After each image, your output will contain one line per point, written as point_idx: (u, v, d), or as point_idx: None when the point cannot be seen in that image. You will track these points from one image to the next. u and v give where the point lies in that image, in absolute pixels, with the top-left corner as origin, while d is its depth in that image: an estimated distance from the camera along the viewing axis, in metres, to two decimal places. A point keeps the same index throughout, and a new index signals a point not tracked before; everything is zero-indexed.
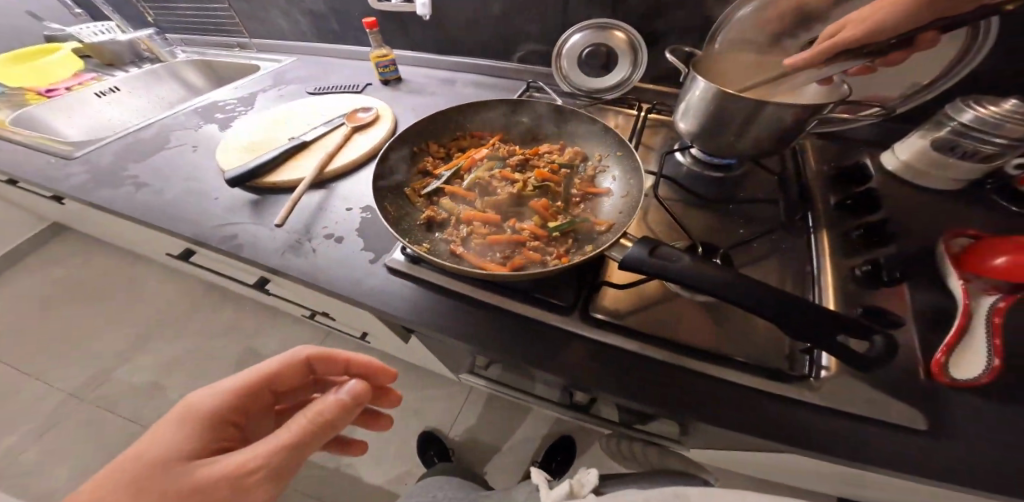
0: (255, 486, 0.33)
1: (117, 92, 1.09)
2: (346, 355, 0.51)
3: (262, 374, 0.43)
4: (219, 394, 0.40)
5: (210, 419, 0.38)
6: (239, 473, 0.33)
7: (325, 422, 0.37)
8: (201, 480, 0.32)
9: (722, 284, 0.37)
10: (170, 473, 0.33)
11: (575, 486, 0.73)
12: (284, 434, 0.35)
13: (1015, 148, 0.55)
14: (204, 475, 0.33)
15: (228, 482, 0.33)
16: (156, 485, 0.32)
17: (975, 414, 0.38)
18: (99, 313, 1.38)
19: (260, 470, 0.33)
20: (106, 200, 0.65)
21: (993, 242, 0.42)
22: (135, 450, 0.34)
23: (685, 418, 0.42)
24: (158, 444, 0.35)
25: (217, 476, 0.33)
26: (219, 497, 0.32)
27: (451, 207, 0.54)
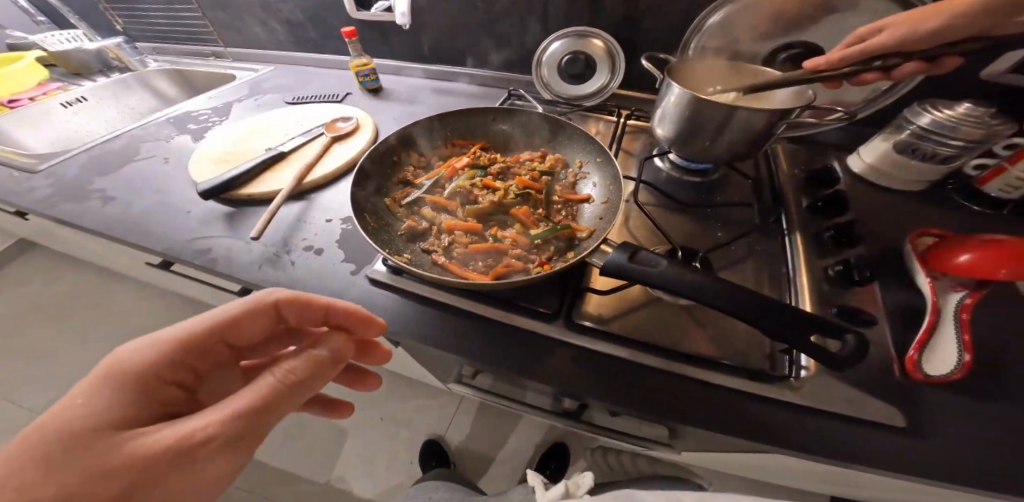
0: (209, 455, 0.29)
1: (84, 102, 1.05)
2: (326, 299, 0.43)
3: (218, 324, 0.37)
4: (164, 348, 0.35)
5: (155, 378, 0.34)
6: (190, 441, 0.29)
7: (297, 381, 0.34)
8: (140, 451, 0.28)
9: (700, 289, 0.37)
10: (104, 444, 0.29)
11: (570, 487, 0.75)
12: (243, 398, 0.31)
13: (970, 150, 0.58)
14: (144, 445, 0.29)
15: (173, 451, 0.29)
16: (84, 456, 0.28)
17: (947, 408, 0.40)
18: (68, 331, 1.32)
19: (212, 439, 0.30)
20: (71, 214, 0.62)
21: (959, 241, 0.46)
22: (58, 416, 0.29)
23: (672, 422, 0.42)
24: (87, 410, 0.30)
25: (162, 445, 0.29)
26: (162, 467, 0.28)
27: (433, 217, 0.53)
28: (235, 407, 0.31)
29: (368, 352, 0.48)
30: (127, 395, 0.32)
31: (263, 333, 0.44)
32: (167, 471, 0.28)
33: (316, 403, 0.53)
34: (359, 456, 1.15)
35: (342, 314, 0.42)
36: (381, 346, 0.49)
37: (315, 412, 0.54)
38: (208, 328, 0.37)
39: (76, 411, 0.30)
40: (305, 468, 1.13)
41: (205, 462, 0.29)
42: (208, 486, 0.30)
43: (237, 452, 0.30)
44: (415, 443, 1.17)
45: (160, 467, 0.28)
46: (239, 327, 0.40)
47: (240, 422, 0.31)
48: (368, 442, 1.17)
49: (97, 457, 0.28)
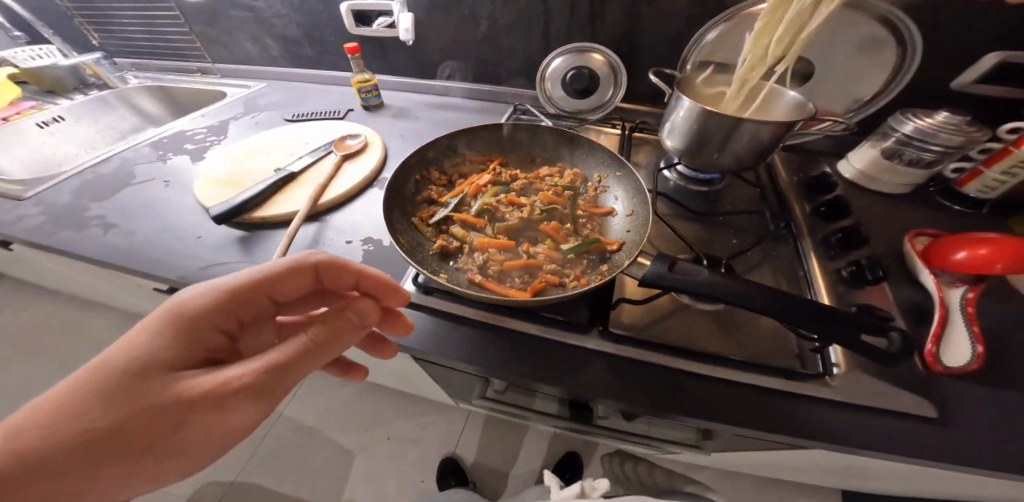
0: (240, 402, 0.31)
1: (62, 122, 1.00)
2: (360, 266, 0.43)
3: (259, 281, 0.38)
4: (206, 298, 0.36)
5: (198, 326, 0.35)
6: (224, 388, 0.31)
7: (324, 341, 0.34)
8: (184, 394, 0.31)
9: (741, 297, 0.39)
10: (150, 384, 0.31)
11: (586, 489, 0.75)
12: (276, 353, 0.33)
13: (950, 155, 0.63)
14: (188, 388, 0.31)
15: (210, 397, 0.31)
16: (137, 393, 0.31)
17: (966, 397, 0.43)
18: (38, 365, 1.23)
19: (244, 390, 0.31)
20: (69, 245, 0.59)
21: (954, 240, 0.51)
22: (113, 353, 0.32)
23: (715, 425, 0.44)
24: (140, 351, 0.33)
25: (201, 390, 0.31)
26: (198, 411, 0.31)
27: (463, 236, 0.54)
28: (267, 359, 0.32)
29: (385, 320, 0.44)
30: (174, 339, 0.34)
31: (303, 290, 0.45)
32: (201, 415, 0.30)
33: (335, 362, 0.52)
34: (368, 478, 1.11)
35: (373, 281, 0.43)
36: (401, 316, 0.46)
37: (332, 371, 0.52)
38: (250, 283, 0.38)
39: (131, 348, 0.32)
40: (311, 494, 1.08)
41: (234, 410, 0.31)
42: (235, 433, 0.31)
43: (265, 403, 0.32)
44: (426, 460, 1.15)
45: (197, 409, 0.30)
46: (280, 284, 0.41)
47: (270, 374, 0.32)
48: (376, 464, 1.14)
49: (143, 394, 0.30)
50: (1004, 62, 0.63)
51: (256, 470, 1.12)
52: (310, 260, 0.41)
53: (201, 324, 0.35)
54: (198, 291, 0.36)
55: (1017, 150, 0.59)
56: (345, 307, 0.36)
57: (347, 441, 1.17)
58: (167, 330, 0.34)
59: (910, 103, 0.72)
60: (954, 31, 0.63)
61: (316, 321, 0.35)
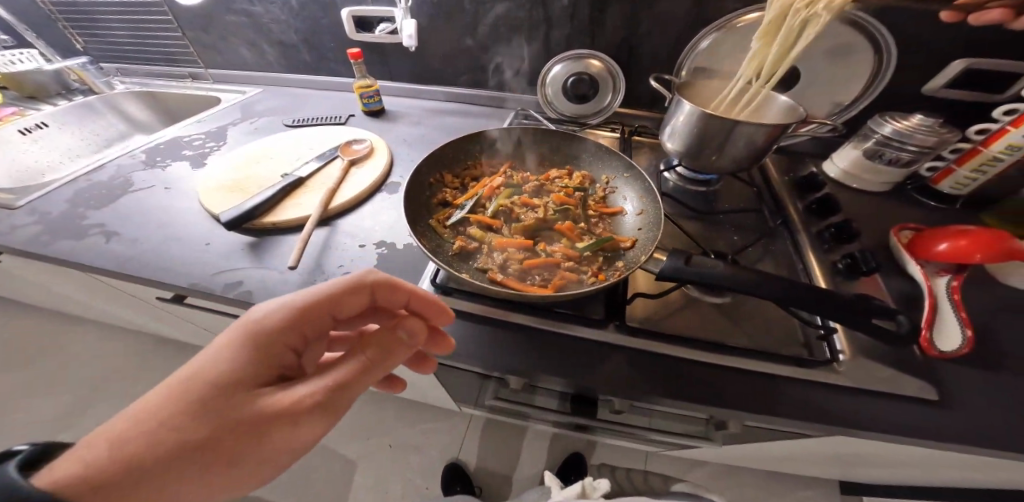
0: (311, 417, 0.32)
1: (45, 128, 0.96)
2: (410, 286, 0.44)
3: (321, 300, 0.39)
4: (278, 316, 0.37)
5: (270, 343, 0.36)
6: (296, 405, 0.32)
7: (381, 359, 0.36)
8: (260, 409, 0.32)
9: (755, 286, 0.42)
10: (228, 399, 0.32)
11: (586, 489, 0.76)
12: (341, 371, 0.34)
13: (925, 154, 0.68)
14: (264, 404, 0.32)
15: (284, 413, 0.32)
16: (216, 407, 0.32)
17: (954, 378, 0.47)
18: (24, 382, 1.20)
19: (314, 405, 0.33)
20: (68, 254, 0.58)
21: (936, 233, 0.55)
22: (192, 367, 0.33)
23: (734, 413, 0.46)
24: (220, 366, 0.34)
25: (275, 405, 0.32)
26: (274, 425, 0.32)
27: (481, 237, 0.55)
28: (332, 376, 0.34)
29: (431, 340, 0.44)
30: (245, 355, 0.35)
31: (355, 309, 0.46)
32: (275, 430, 0.32)
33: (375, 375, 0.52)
34: (372, 487, 1.10)
35: (421, 301, 0.44)
36: (445, 334, 0.45)
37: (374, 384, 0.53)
38: (313, 302, 0.39)
39: (209, 363, 0.34)
40: None
41: (306, 426, 0.32)
42: (303, 447, 0.33)
43: (333, 418, 0.33)
44: (430, 466, 1.14)
45: (271, 425, 0.32)
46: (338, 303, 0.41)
47: (336, 391, 0.33)
48: (380, 471, 1.12)
49: (224, 409, 0.32)
50: (970, 69, 0.68)
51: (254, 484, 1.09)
52: (366, 280, 0.42)
53: (270, 341, 0.36)
54: (269, 309, 0.37)
55: (986, 149, 0.64)
56: (396, 326, 0.36)
57: (349, 450, 1.15)
58: (241, 346, 0.35)
59: (889, 107, 0.77)
60: (929, 40, 0.68)
61: (373, 340, 0.36)
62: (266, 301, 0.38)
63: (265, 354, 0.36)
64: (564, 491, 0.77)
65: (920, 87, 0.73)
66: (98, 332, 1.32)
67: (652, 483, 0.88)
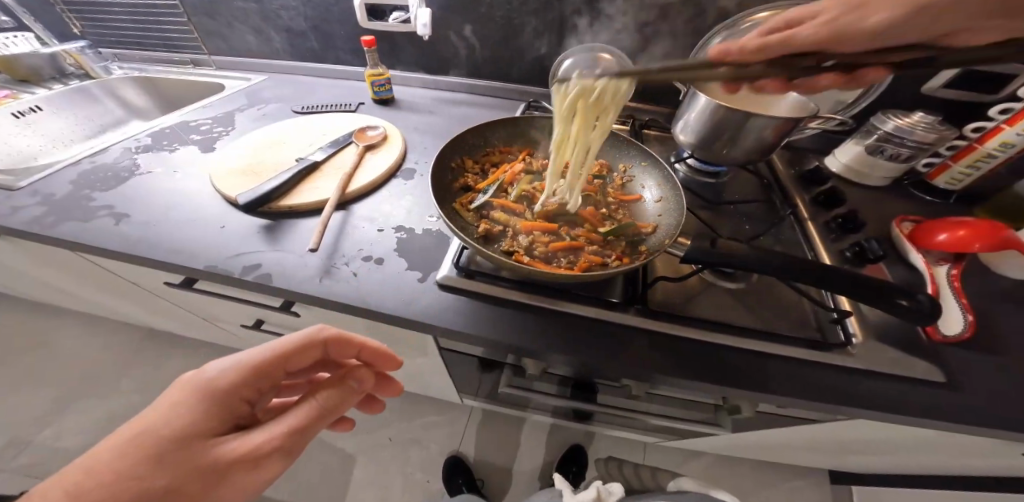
0: (266, 462, 0.33)
1: (38, 112, 0.93)
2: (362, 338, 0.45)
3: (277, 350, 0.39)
4: (233, 370, 0.36)
5: (223, 396, 0.35)
6: (253, 453, 0.33)
7: (332, 405, 0.37)
8: (213, 460, 0.32)
9: (782, 267, 0.42)
10: (184, 449, 0.32)
11: (602, 493, 0.77)
12: (295, 418, 0.35)
13: (923, 150, 0.71)
14: (217, 455, 0.32)
15: (239, 462, 0.32)
16: (168, 460, 0.31)
17: (960, 361, 0.49)
18: (8, 373, 1.16)
19: (270, 453, 0.33)
20: (75, 235, 0.55)
21: (935, 224, 0.57)
22: (145, 420, 0.32)
23: (755, 395, 0.47)
24: (171, 419, 0.33)
25: (231, 453, 0.32)
26: (228, 475, 0.32)
27: (504, 220, 0.55)
28: (288, 422, 0.34)
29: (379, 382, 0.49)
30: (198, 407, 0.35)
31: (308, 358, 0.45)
32: (232, 479, 0.32)
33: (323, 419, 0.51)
34: (371, 483, 1.08)
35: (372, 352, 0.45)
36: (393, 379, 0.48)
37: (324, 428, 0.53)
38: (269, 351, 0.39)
39: (160, 415, 0.33)
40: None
41: (261, 475, 0.32)
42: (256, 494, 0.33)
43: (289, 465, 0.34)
44: (429, 460, 1.13)
45: (227, 474, 0.32)
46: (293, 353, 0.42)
47: (292, 437, 0.34)
48: (382, 463, 1.12)
49: (178, 461, 0.31)
50: (968, 70, 0.71)
51: None
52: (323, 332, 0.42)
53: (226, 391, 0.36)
54: (223, 362, 0.36)
55: (982, 146, 0.67)
56: (347, 375, 0.39)
57: (348, 445, 1.13)
58: (194, 399, 0.34)
59: (889, 106, 0.80)
60: None
61: (327, 385, 0.38)
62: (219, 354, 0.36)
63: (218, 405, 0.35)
64: (577, 495, 0.78)
65: (918, 87, 0.77)
66: (84, 325, 1.27)
67: (660, 479, 0.85)
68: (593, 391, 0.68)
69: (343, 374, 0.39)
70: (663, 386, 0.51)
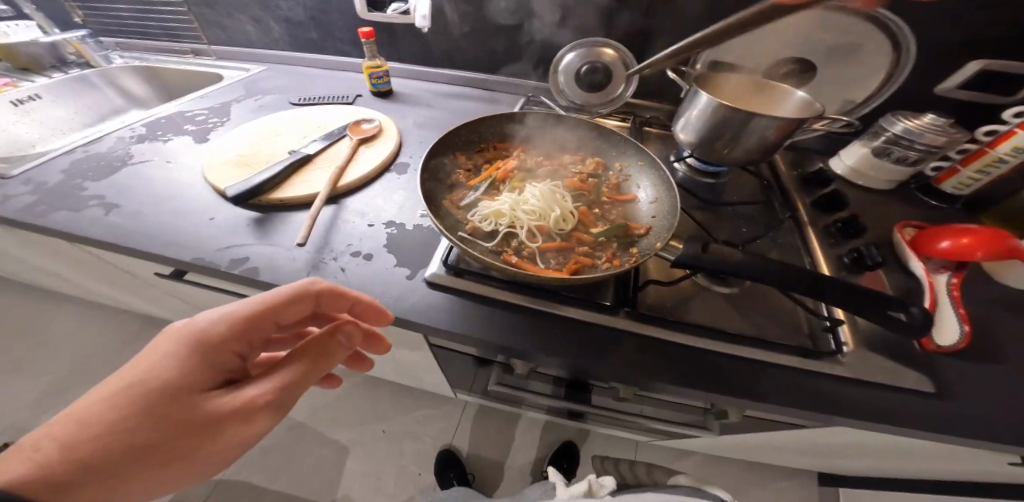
0: (259, 415, 0.33)
1: (38, 100, 0.93)
2: (355, 295, 0.44)
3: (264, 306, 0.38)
4: (221, 325, 0.36)
5: (212, 351, 0.35)
6: (245, 405, 0.33)
7: (322, 361, 0.37)
8: (206, 412, 0.32)
9: (776, 275, 0.41)
10: (176, 403, 0.32)
11: (592, 486, 0.77)
12: (285, 373, 0.35)
13: (934, 153, 0.68)
14: (209, 407, 0.32)
15: (232, 415, 0.32)
16: (161, 412, 0.31)
17: (959, 372, 0.47)
18: (8, 359, 1.18)
19: (262, 406, 0.33)
20: (65, 224, 0.55)
21: (938, 230, 0.56)
22: (137, 374, 0.32)
23: (739, 401, 0.46)
24: (160, 372, 0.33)
25: (223, 407, 0.32)
26: (222, 426, 0.32)
27: (494, 218, 0.55)
28: (281, 377, 0.35)
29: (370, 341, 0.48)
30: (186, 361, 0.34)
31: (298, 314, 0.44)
32: (224, 430, 0.32)
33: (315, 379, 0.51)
34: (363, 474, 1.09)
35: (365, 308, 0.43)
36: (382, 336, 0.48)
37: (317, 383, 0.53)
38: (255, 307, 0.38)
39: (151, 370, 0.33)
40: (305, 492, 1.05)
41: (253, 426, 0.33)
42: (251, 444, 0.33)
43: (282, 417, 0.34)
44: (422, 453, 1.13)
45: (220, 426, 0.32)
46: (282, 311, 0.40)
47: (283, 392, 0.34)
48: (375, 455, 1.12)
49: (170, 413, 0.31)
50: (985, 69, 0.69)
51: (246, 468, 1.08)
52: (311, 289, 0.41)
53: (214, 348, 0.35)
54: (211, 317, 0.36)
55: (993, 150, 0.64)
56: (334, 332, 0.37)
57: (341, 436, 1.14)
58: (179, 354, 0.34)
59: (898, 107, 0.78)
60: (942, 40, 0.69)
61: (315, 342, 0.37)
62: (206, 309, 0.36)
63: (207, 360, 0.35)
64: (569, 489, 0.78)
65: (933, 86, 0.74)
66: (84, 311, 1.29)
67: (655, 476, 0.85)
68: (588, 391, 0.67)
69: (329, 329, 0.38)
70: (648, 389, 0.50)
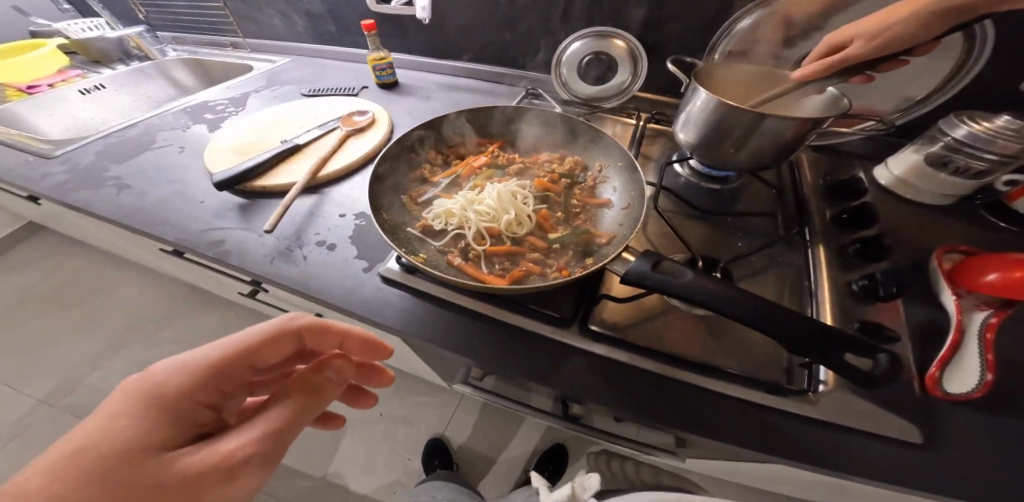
0: (243, 470, 0.30)
1: (102, 90, 1.08)
2: (343, 326, 0.41)
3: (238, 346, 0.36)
4: (186, 373, 0.33)
5: (178, 404, 0.32)
6: (223, 461, 0.30)
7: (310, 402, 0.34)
8: (180, 473, 0.29)
9: (726, 301, 0.37)
10: (144, 465, 0.29)
11: (575, 490, 0.72)
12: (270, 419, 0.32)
13: (1005, 164, 0.55)
14: (184, 468, 0.29)
15: (213, 473, 0.29)
16: (127, 479, 0.28)
17: (974, 431, 0.39)
18: (83, 312, 1.39)
19: (248, 459, 0.30)
20: (83, 201, 0.62)
21: (984, 258, 0.43)
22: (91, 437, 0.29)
23: (688, 435, 0.41)
24: (119, 432, 0.30)
25: (201, 464, 0.29)
26: (202, 487, 0.28)
27: (446, 216, 0.57)
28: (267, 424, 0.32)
29: (366, 374, 0.46)
30: (152, 417, 0.31)
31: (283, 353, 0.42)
32: (203, 492, 0.28)
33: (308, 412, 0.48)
34: (357, 452, 1.14)
35: (357, 340, 0.42)
36: (381, 369, 0.47)
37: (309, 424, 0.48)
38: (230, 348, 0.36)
39: (109, 431, 0.30)
40: (305, 460, 1.13)
41: (238, 486, 0.29)
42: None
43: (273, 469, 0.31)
44: (415, 438, 1.17)
45: (197, 488, 0.28)
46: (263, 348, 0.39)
47: (269, 440, 0.31)
48: (370, 434, 1.17)
49: (135, 479, 0.28)
50: None
51: None
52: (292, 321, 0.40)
53: (182, 399, 0.32)
54: (173, 366, 0.33)
55: None
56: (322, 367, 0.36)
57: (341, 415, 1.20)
58: (143, 411, 0.31)
59: (965, 105, 0.64)
60: None
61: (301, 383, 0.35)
62: (167, 358, 0.34)
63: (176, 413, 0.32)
64: (552, 492, 0.73)
65: (1016, 79, 0.59)
66: (144, 277, 1.47)
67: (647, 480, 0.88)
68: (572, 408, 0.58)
69: (317, 365, 0.37)
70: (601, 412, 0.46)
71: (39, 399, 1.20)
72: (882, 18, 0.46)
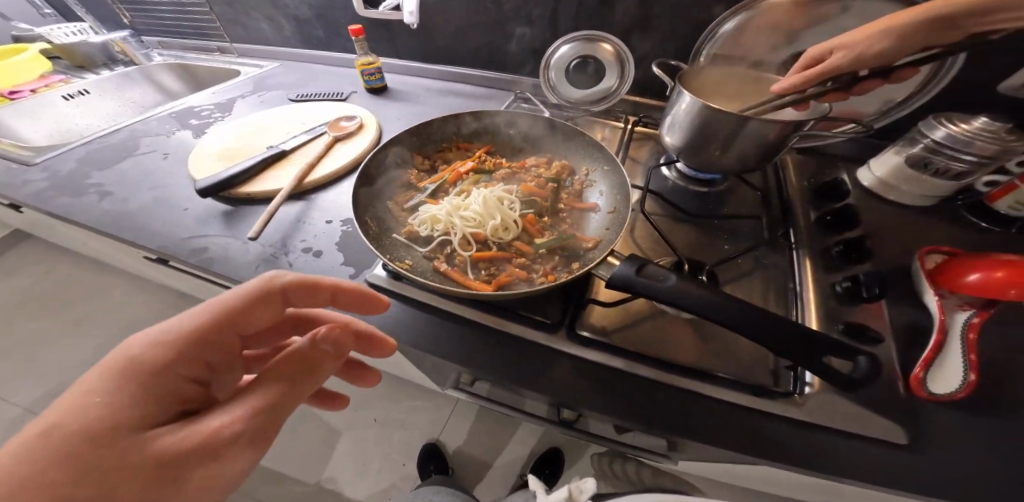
0: (232, 448, 0.29)
1: (86, 95, 1.06)
2: (330, 285, 0.42)
3: (221, 315, 0.34)
4: (165, 346, 0.31)
5: (160, 378, 0.31)
6: (208, 439, 0.28)
7: (301, 377, 0.33)
8: (163, 451, 0.27)
9: (708, 306, 0.37)
10: (124, 443, 0.27)
11: (572, 492, 0.72)
12: (258, 395, 0.31)
13: (983, 166, 0.56)
14: (167, 446, 0.28)
15: (199, 450, 0.28)
16: (106, 458, 0.26)
17: (957, 430, 0.39)
18: (68, 320, 1.36)
19: (237, 436, 0.29)
20: (63, 208, 0.61)
21: (963, 260, 0.44)
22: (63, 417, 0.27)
23: (677, 439, 0.41)
24: (90, 409, 0.28)
25: (186, 442, 0.28)
26: (189, 465, 0.28)
27: (432, 223, 0.58)
28: (254, 401, 0.30)
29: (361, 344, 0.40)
30: (131, 392, 0.29)
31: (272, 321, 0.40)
32: (190, 470, 0.27)
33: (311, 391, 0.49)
34: (350, 458, 1.13)
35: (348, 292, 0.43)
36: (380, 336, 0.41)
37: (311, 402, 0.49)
38: (211, 318, 0.34)
39: (84, 410, 0.28)
40: (297, 468, 1.12)
41: (224, 466, 0.28)
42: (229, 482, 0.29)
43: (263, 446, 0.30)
44: (410, 443, 1.16)
45: (184, 464, 0.28)
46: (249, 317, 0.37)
47: (257, 417, 0.30)
48: (363, 441, 1.16)
49: (115, 457, 0.27)
50: None
51: None
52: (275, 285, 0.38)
53: (163, 374, 0.31)
54: (150, 339, 0.31)
55: None
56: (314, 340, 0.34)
57: (334, 421, 1.18)
58: (121, 386, 0.29)
59: (945, 108, 0.65)
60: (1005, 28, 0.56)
61: (290, 357, 0.33)
62: (144, 331, 0.32)
63: (157, 388, 0.30)
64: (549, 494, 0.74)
65: (994, 83, 0.61)
66: (132, 283, 1.45)
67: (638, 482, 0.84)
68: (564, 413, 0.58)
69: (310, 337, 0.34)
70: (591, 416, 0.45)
71: (24, 408, 1.18)
72: (861, 34, 0.49)
